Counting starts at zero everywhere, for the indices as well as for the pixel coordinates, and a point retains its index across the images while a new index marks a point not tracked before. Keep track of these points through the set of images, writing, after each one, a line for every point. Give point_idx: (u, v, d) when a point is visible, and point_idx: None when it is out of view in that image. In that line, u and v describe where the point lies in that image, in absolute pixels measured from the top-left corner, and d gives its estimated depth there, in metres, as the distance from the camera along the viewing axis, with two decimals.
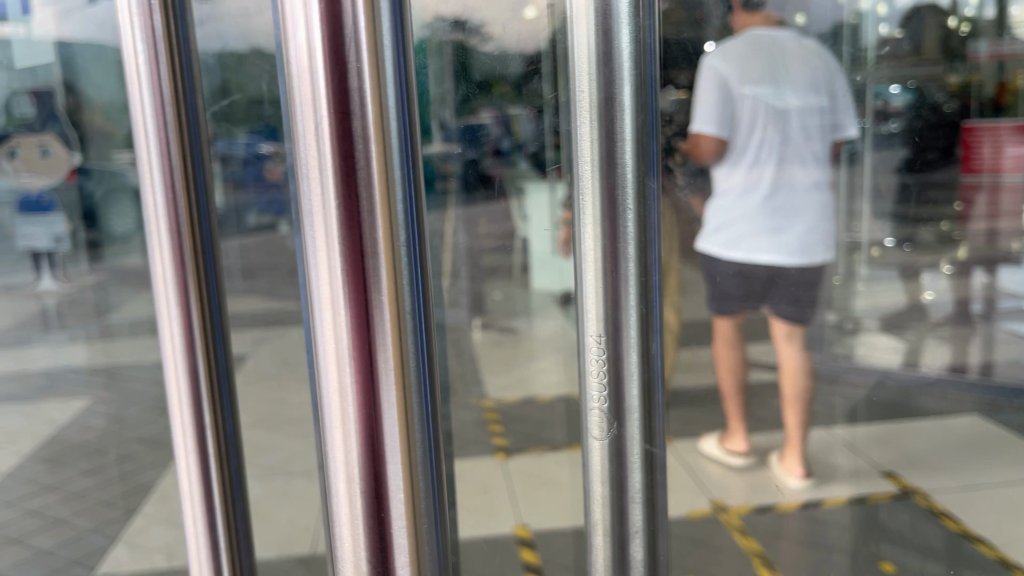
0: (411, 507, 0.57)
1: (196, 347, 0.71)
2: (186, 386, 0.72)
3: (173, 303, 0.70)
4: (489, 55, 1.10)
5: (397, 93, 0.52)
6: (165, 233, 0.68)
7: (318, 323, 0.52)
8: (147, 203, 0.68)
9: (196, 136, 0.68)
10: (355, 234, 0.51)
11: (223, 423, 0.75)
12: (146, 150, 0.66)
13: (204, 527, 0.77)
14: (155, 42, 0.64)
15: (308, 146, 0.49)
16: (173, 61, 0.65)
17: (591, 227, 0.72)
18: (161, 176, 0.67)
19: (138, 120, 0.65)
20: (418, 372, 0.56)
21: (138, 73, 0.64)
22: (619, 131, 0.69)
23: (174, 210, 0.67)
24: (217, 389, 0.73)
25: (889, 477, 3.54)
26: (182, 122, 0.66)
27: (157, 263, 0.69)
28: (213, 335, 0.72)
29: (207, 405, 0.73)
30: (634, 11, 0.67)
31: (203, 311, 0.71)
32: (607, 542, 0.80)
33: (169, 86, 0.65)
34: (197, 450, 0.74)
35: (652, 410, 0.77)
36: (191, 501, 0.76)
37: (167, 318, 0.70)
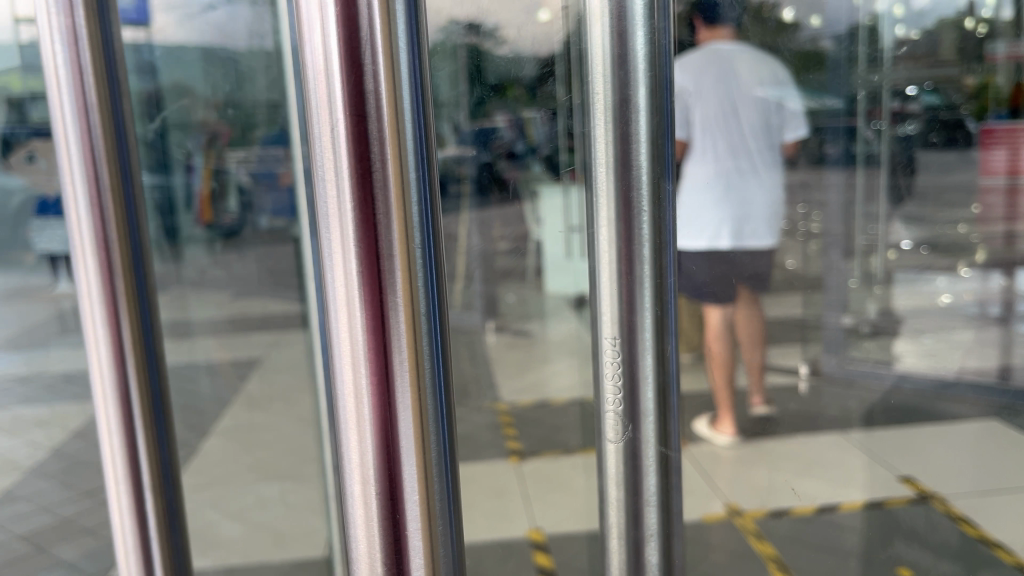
0: (426, 512, 0.54)
1: (126, 360, 0.71)
2: (114, 406, 0.72)
3: (99, 318, 0.69)
4: (503, 60, 1.09)
5: (412, 95, 0.51)
6: (88, 245, 0.67)
7: (333, 323, 0.51)
8: (67, 209, 0.67)
9: (126, 144, 0.68)
10: (370, 234, 0.50)
11: (156, 445, 0.74)
12: (65, 155, 0.66)
13: (132, 542, 0.75)
14: (76, 46, 0.64)
15: (324, 149, 0.49)
16: (97, 68, 0.65)
17: (605, 227, 0.72)
18: (83, 185, 0.66)
19: (57, 125, 0.66)
20: (433, 381, 0.53)
21: (57, 78, 0.65)
22: (634, 132, 0.69)
23: (102, 230, 0.67)
24: (151, 411, 0.73)
25: (906, 481, 3.52)
26: (108, 129, 0.66)
27: (80, 269, 0.68)
28: (147, 358, 0.72)
29: (137, 419, 0.72)
30: (649, 13, 0.68)
31: (134, 328, 0.70)
32: (622, 546, 0.79)
33: (95, 94, 0.66)
34: (127, 468, 0.73)
35: (668, 413, 0.77)
36: (120, 522, 0.75)
37: (93, 339, 0.70)
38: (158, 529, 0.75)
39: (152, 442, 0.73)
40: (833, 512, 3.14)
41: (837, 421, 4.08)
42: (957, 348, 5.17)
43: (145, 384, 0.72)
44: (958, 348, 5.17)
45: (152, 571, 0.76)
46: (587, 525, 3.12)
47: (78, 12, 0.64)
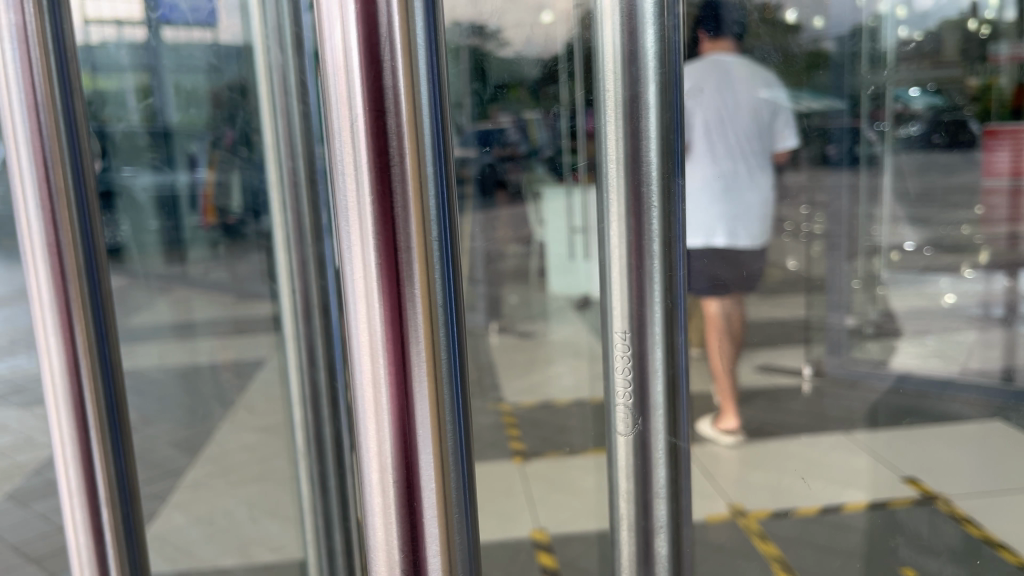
0: (442, 501, 0.54)
1: (71, 318, 0.80)
2: (61, 375, 0.82)
3: (44, 283, 0.79)
4: (503, 61, 1.20)
5: (430, 92, 0.52)
6: (35, 215, 0.77)
7: (352, 313, 0.52)
8: (17, 187, 0.78)
9: (70, 127, 0.79)
10: (388, 229, 0.50)
11: (103, 393, 0.84)
12: (16, 143, 0.77)
13: (78, 504, 0.85)
14: (24, 45, 0.74)
15: (343, 144, 0.50)
16: (43, 62, 0.75)
17: (615, 223, 0.74)
18: (31, 163, 0.77)
19: (5, 114, 0.76)
20: (450, 372, 0.54)
21: (6, 75, 0.74)
22: (644, 129, 0.71)
23: (51, 227, 0.78)
24: (96, 363, 0.83)
25: (910, 482, 3.52)
26: (52, 116, 0.76)
27: (26, 235, 0.78)
28: (94, 316, 0.82)
29: (84, 371, 0.82)
30: (659, 14, 0.69)
31: (81, 291, 0.80)
32: (632, 538, 0.81)
33: (42, 87, 0.75)
34: (70, 411, 0.83)
35: (676, 405, 0.79)
36: (63, 456, 0.84)
37: (39, 300, 0.80)
38: (104, 466, 0.85)
39: (96, 389, 0.83)
40: (837, 512, 3.16)
41: (841, 422, 4.09)
42: (960, 349, 5.18)
43: (90, 335, 0.82)
44: (961, 349, 5.17)
45: (97, 506, 0.85)
46: (593, 524, 3.10)
47: (28, 14, 0.74)
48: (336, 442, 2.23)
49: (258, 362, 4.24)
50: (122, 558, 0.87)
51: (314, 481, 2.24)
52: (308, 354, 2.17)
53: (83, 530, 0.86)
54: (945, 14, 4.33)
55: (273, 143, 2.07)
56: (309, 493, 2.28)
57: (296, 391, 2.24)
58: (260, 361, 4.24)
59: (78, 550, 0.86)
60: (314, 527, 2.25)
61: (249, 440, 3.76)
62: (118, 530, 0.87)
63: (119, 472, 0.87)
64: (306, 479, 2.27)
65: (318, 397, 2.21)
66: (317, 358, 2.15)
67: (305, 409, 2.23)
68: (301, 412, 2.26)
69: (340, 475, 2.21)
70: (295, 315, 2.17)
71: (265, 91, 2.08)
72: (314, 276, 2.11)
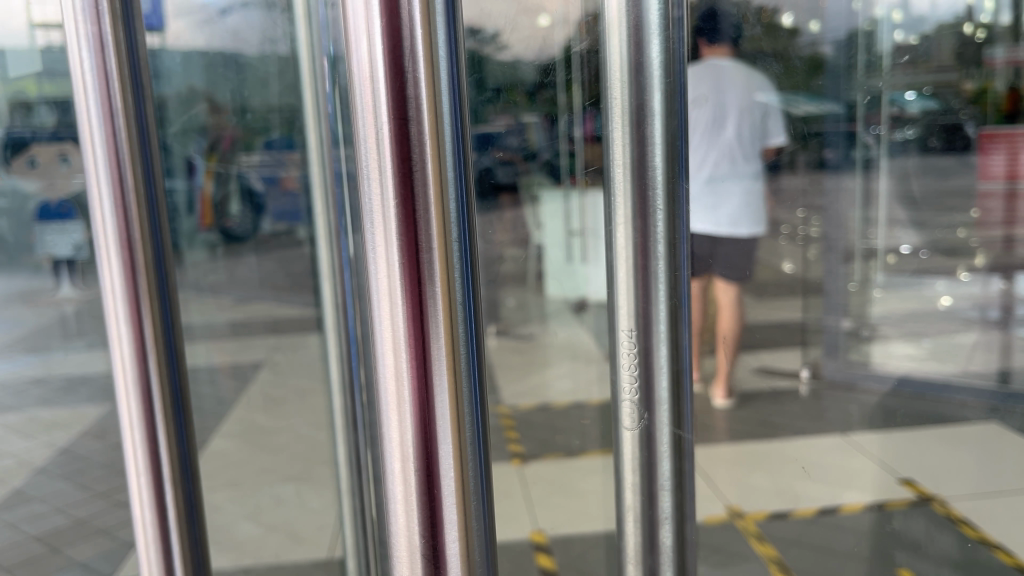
0: (461, 489, 0.57)
1: (140, 308, 0.83)
2: (132, 360, 0.85)
3: (117, 278, 0.83)
4: (503, 64, 1.22)
5: (452, 101, 0.55)
6: (110, 211, 0.81)
7: (376, 310, 0.55)
8: (91, 182, 0.81)
9: (142, 125, 0.82)
10: (411, 230, 0.53)
11: (168, 379, 0.87)
12: (91, 142, 0.80)
13: (147, 487, 0.88)
14: (99, 45, 0.78)
15: (368, 150, 0.52)
16: (118, 60, 0.79)
17: (622, 225, 0.77)
18: (104, 159, 0.80)
19: (83, 113, 0.80)
20: (469, 366, 0.57)
21: (84, 78, 0.79)
22: (650, 135, 0.75)
23: (124, 221, 0.81)
24: (162, 351, 0.85)
25: (907, 484, 3.55)
26: (125, 111, 0.80)
27: (100, 227, 0.82)
28: (162, 309, 0.85)
29: (153, 360, 0.85)
30: (665, 24, 0.72)
31: (150, 283, 0.84)
32: (638, 528, 0.84)
33: (118, 90, 0.79)
34: (139, 397, 0.86)
35: (681, 400, 0.82)
36: (133, 442, 0.87)
37: (112, 291, 0.84)
38: (167, 448, 0.88)
39: (163, 376, 0.86)
40: (834, 514, 3.19)
41: (837, 424, 4.12)
42: (956, 352, 5.20)
43: (159, 326, 0.85)
44: (957, 353, 5.20)
45: (161, 489, 0.88)
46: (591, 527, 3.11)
47: (103, 17, 0.77)
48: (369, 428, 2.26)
49: (256, 365, 4.26)
50: (186, 536, 0.91)
51: (352, 464, 2.28)
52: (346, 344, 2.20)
53: (150, 511, 0.89)
54: (941, 18, 4.34)
55: (316, 145, 2.15)
56: (348, 478, 2.31)
57: (337, 377, 2.28)
58: (258, 365, 4.25)
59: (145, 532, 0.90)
60: (351, 507, 2.31)
61: (250, 443, 3.78)
62: (181, 512, 0.90)
63: (182, 457, 0.89)
64: (343, 452, 2.28)
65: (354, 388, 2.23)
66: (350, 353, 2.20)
67: (345, 399, 2.25)
68: (341, 402, 2.28)
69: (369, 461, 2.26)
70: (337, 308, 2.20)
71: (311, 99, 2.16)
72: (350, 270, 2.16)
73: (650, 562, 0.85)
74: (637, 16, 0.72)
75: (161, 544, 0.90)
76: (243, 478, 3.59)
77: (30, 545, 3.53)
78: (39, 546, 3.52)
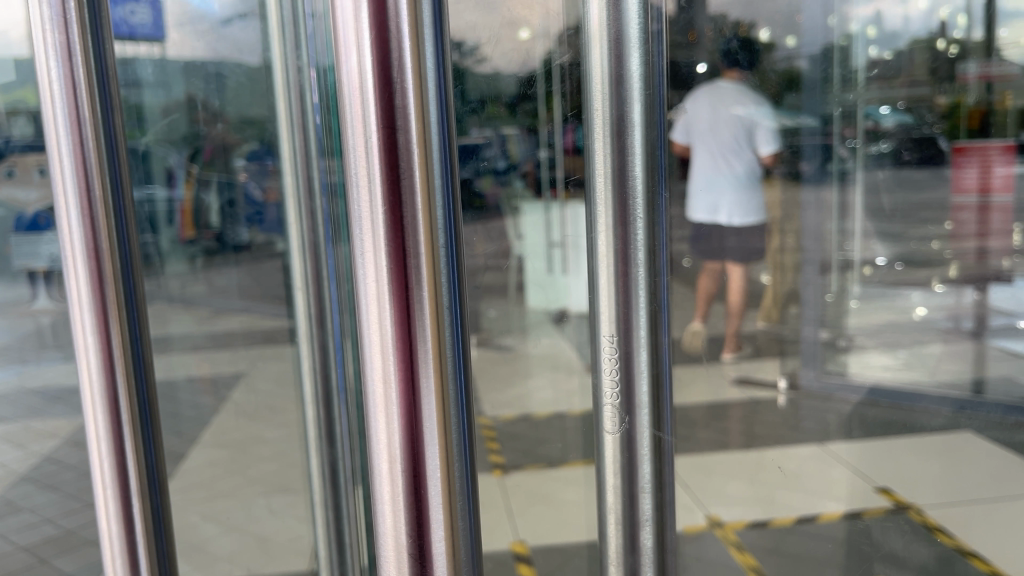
0: (447, 489, 0.58)
1: (109, 323, 0.80)
2: (98, 371, 0.82)
3: (82, 290, 0.79)
4: (484, 75, 1.19)
5: (438, 113, 0.57)
6: (77, 223, 0.77)
7: (364, 315, 0.56)
8: (58, 195, 0.78)
9: (107, 140, 0.81)
10: (399, 236, 0.55)
11: (135, 385, 0.84)
12: (58, 152, 0.77)
13: (114, 501, 0.85)
14: (69, 60, 0.75)
15: (357, 158, 0.54)
16: (86, 72, 0.77)
17: (603, 232, 0.79)
18: (72, 175, 0.77)
19: (50, 127, 0.76)
20: (454, 369, 0.59)
21: (51, 89, 0.75)
22: (630, 147, 0.77)
23: (90, 235, 0.78)
24: (130, 360, 0.83)
25: (884, 492, 3.59)
26: (93, 126, 0.78)
27: (66, 240, 0.78)
28: (128, 319, 0.83)
29: (120, 372, 0.82)
30: (644, 39, 0.75)
31: (117, 293, 0.81)
32: (619, 531, 0.87)
33: (85, 99, 0.77)
34: (106, 406, 0.82)
35: (660, 403, 0.85)
36: (99, 454, 0.84)
37: (78, 304, 0.79)
38: (134, 457, 0.85)
39: (130, 385, 0.83)
40: (812, 522, 3.22)
41: (813, 433, 4.19)
42: (931, 363, 5.26)
43: (126, 338, 0.82)
44: (932, 363, 5.26)
45: (128, 499, 0.85)
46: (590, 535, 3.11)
47: (73, 31, 0.75)
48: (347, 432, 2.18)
49: (236, 376, 4.28)
50: (151, 544, 0.88)
51: (325, 475, 2.22)
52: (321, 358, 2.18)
53: (116, 519, 0.86)
54: (914, 34, 4.32)
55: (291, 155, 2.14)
56: (324, 485, 2.24)
57: (307, 385, 2.23)
58: (239, 376, 4.27)
59: (111, 542, 0.86)
60: (324, 522, 2.22)
61: (230, 454, 3.77)
62: (147, 519, 0.87)
63: (148, 465, 0.87)
64: (315, 462, 2.23)
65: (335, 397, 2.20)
66: (329, 363, 2.14)
67: (321, 406, 2.20)
68: (313, 410, 2.24)
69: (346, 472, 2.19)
70: (309, 319, 2.13)
71: (285, 108, 2.09)
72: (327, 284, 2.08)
73: (632, 561, 0.88)
74: (618, 29, 0.74)
75: (127, 551, 0.86)
76: (227, 488, 3.57)
77: (18, 555, 3.49)
78: (25, 558, 3.44)
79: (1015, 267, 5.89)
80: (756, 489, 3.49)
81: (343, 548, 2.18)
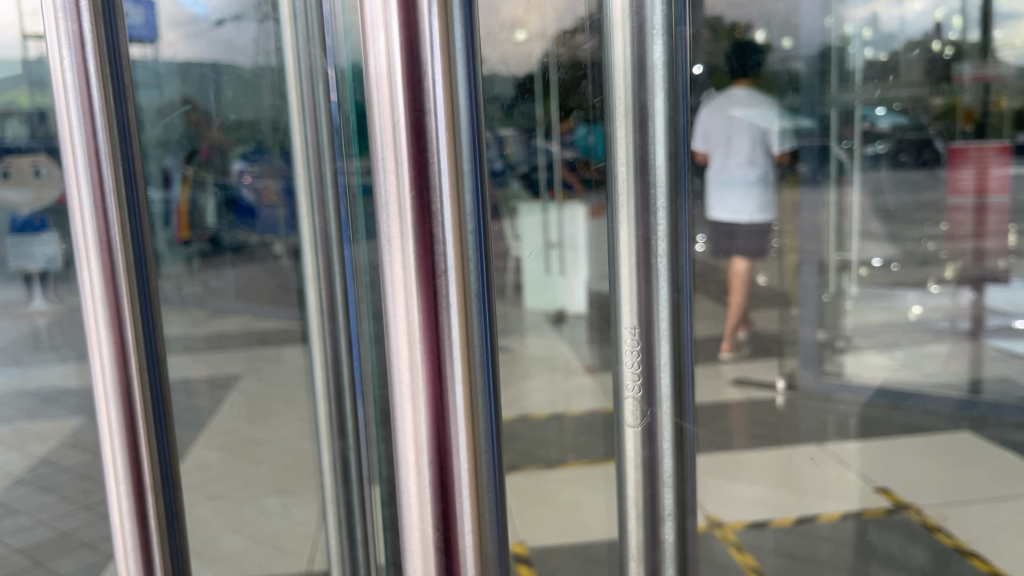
0: (474, 481, 0.58)
1: (122, 319, 0.80)
2: (110, 364, 0.81)
3: (96, 284, 0.79)
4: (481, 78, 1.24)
5: (468, 98, 0.57)
6: (90, 216, 0.78)
7: (390, 303, 0.56)
8: (71, 188, 0.78)
9: (122, 133, 0.80)
10: (425, 223, 0.54)
11: (148, 379, 0.84)
12: (71, 145, 0.77)
13: (126, 494, 0.84)
14: (82, 53, 0.75)
15: (384, 144, 0.54)
16: (99, 64, 0.76)
17: (624, 224, 0.80)
18: (86, 166, 0.77)
19: (64, 120, 0.76)
20: (482, 360, 0.58)
21: (64, 81, 0.75)
22: (650, 138, 0.77)
23: (103, 228, 0.78)
24: (143, 355, 0.83)
25: (882, 492, 3.57)
26: (106, 117, 0.77)
27: (79, 234, 0.78)
28: (142, 312, 0.82)
29: (133, 366, 0.82)
30: (667, 29, 0.75)
31: (130, 288, 0.80)
32: (640, 523, 0.87)
33: (98, 91, 0.76)
34: (118, 400, 0.82)
35: (681, 395, 0.85)
36: (111, 450, 0.83)
37: (91, 298, 0.79)
38: (148, 452, 0.84)
39: (144, 380, 0.83)
40: (811, 522, 3.25)
41: (811, 434, 4.19)
42: (928, 363, 5.27)
43: (140, 333, 0.82)
44: (929, 362, 5.27)
45: (142, 494, 0.85)
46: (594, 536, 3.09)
47: (85, 22, 0.75)
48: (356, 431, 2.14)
49: (231, 379, 4.29)
50: (165, 543, 0.87)
51: (336, 471, 2.16)
52: (333, 347, 2.08)
53: (129, 516, 0.85)
54: (909, 35, 4.36)
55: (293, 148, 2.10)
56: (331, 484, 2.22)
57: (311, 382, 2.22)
58: (233, 379, 4.28)
59: (123, 538, 0.86)
60: (336, 518, 2.18)
61: (228, 456, 3.75)
62: (160, 514, 0.87)
63: (162, 460, 0.87)
64: (327, 459, 2.16)
65: (343, 394, 2.12)
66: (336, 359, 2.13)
67: (328, 406, 2.16)
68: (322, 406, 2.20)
69: (359, 466, 2.14)
70: (321, 313, 2.06)
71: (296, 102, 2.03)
72: (339, 277, 1.98)
73: (652, 557, 0.88)
74: (640, 19, 0.74)
75: (140, 547, 0.86)
76: (225, 490, 3.54)
77: (13, 557, 3.43)
78: (21, 560, 3.39)
79: (1011, 266, 5.90)
80: (754, 488, 3.48)
81: (351, 546, 2.16)
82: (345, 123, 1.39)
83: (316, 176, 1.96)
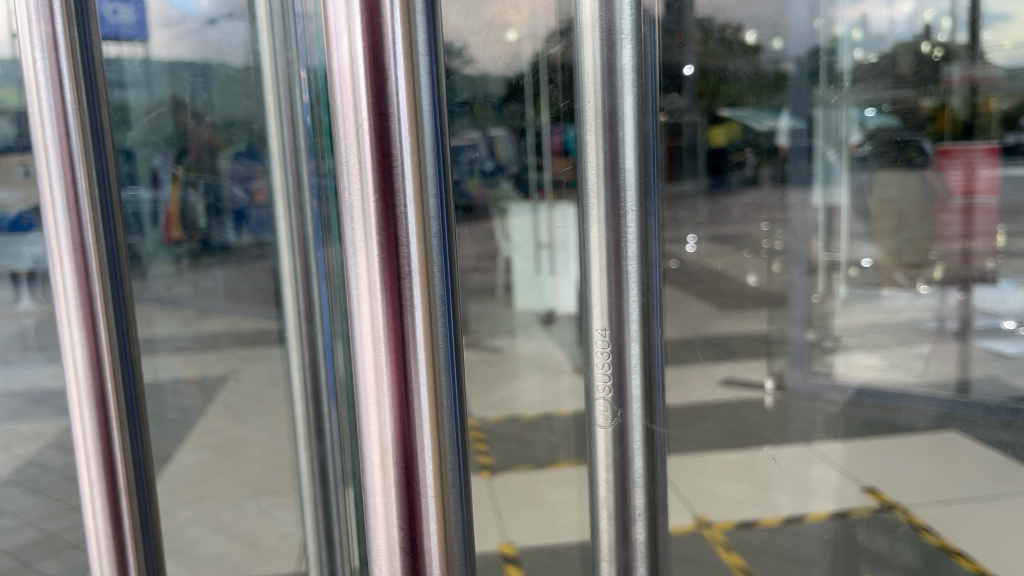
0: (439, 481, 0.58)
1: (95, 319, 0.79)
2: (84, 362, 0.80)
3: (69, 285, 0.78)
4: (469, 78, 1.20)
5: (430, 99, 0.56)
6: (62, 216, 0.76)
7: (355, 305, 0.55)
8: (44, 188, 0.77)
9: (96, 135, 0.79)
10: (390, 224, 0.54)
11: (122, 380, 0.83)
12: (44, 144, 0.76)
13: (99, 494, 0.83)
14: (55, 53, 0.74)
15: (349, 147, 0.53)
16: (72, 63, 0.75)
17: (595, 224, 0.80)
18: (58, 166, 0.76)
19: (37, 120, 0.75)
20: (447, 364, 0.58)
21: (37, 83, 0.74)
22: (621, 140, 0.77)
23: (76, 227, 0.77)
24: (117, 355, 0.81)
25: (871, 493, 3.65)
26: (79, 116, 0.76)
27: (52, 235, 0.77)
28: (116, 313, 0.81)
29: (107, 365, 0.81)
30: (637, 27, 0.74)
31: (104, 289, 0.79)
32: (612, 526, 0.86)
33: (71, 91, 0.75)
34: (92, 400, 0.81)
35: (654, 392, 0.84)
36: (85, 450, 0.82)
37: (64, 298, 0.78)
38: (122, 454, 0.83)
39: (117, 380, 0.82)
40: (799, 522, 3.26)
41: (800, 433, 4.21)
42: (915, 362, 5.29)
43: (113, 334, 0.80)
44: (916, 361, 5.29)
45: (116, 496, 0.84)
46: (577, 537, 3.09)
47: (58, 22, 0.73)
48: (336, 432, 2.12)
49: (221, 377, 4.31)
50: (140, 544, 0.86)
51: (314, 469, 2.16)
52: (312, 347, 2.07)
53: (102, 517, 0.84)
54: (898, 37, 4.46)
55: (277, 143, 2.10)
56: (309, 484, 2.19)
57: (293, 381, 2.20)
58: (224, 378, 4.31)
59: (96, 540, 0.85)
60: (314, 518, 2.17)
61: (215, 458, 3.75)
62: (135, 515, 0.85)
63: (136, 463, 0.85)
64: (304, 459, 2.18)
65: (320, 395, 2.12)
66: (317, 360, 2.09)
67: (306, 407, 2.13)
68: (302, 407, 2.18)
69: (336, 468, 2.13)
70: (298, 313, 2.07)
71: (273, 101, 2.00)
72: (316, 279, 1.98)
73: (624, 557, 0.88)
74: (610, 22, 0.74)
75: (114, 548, 0.84)
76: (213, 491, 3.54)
77: None
78: None
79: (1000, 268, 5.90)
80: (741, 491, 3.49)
81: (332, 545, 2.15)
82: (318, 123, 1.37)
83: (293, 175, 1.92)
